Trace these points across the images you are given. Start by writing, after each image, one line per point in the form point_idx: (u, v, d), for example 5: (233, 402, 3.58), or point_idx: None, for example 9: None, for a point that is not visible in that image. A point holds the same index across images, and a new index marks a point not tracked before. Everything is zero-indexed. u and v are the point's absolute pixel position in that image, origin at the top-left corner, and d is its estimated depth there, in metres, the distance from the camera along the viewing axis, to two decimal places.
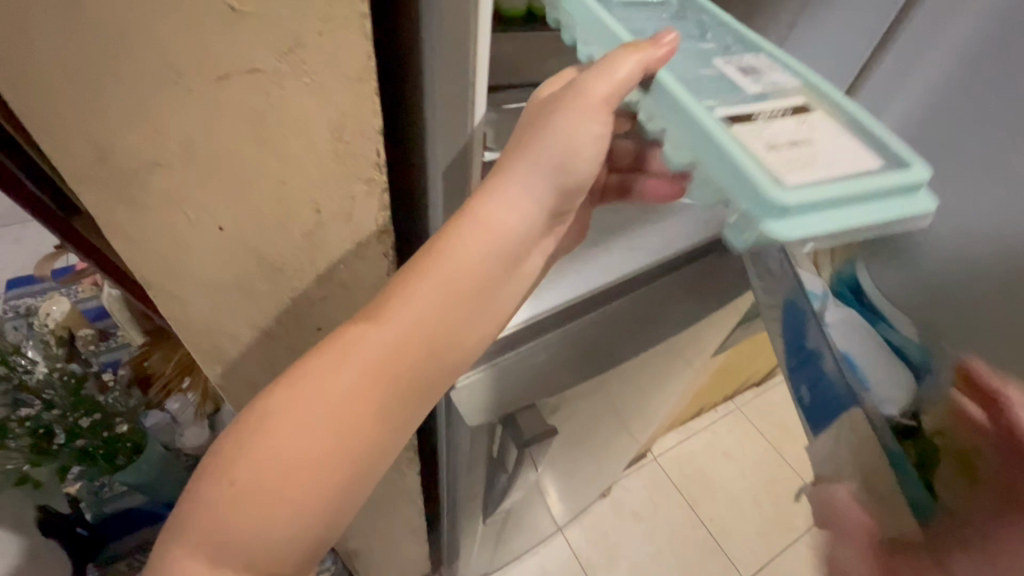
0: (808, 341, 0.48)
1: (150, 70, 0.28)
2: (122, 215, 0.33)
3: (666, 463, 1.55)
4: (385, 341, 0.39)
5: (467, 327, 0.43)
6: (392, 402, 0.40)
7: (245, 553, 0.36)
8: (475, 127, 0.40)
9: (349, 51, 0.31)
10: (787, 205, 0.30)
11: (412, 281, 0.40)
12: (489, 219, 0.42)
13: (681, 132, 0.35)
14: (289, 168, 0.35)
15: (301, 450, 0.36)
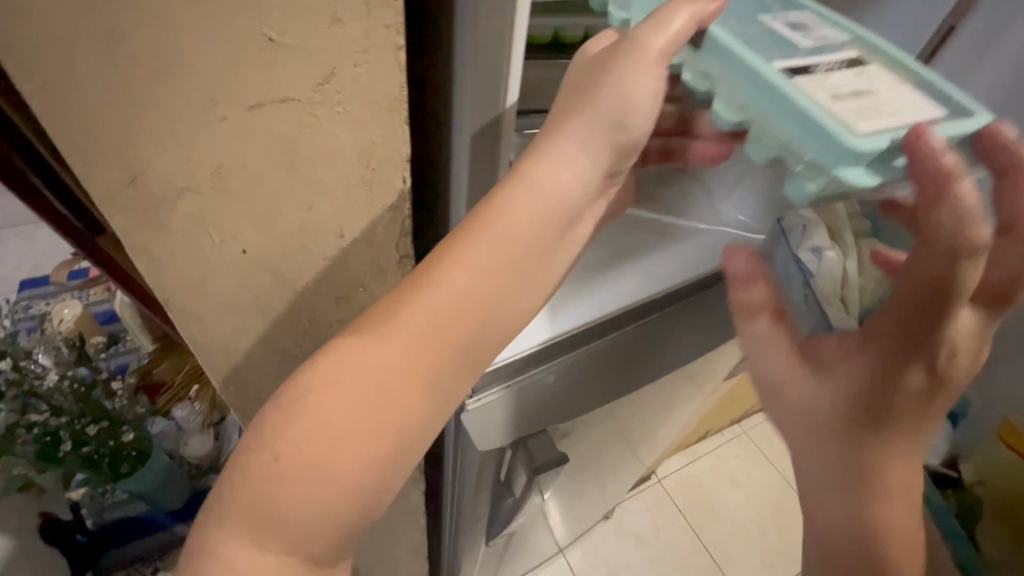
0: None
1: (187, 99, 0.28)
2: (148, 237, 0.33)
3: (671, 486, 1.53)
4: (433, 309, 0.34)
5: (527, 297, 0.38)
6: (449, 372, 0.35)
7: (295, 535, 0.31)
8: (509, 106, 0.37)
9: (383, 82, 0.31)
10: (863, 151, 0.29)
11: (473, 236, 0.35)
12: (547, 175, 0.36)
13: (740, 84, 0.34)
14: (316, 194, 0.35)
15: (349, 425, 0.31)
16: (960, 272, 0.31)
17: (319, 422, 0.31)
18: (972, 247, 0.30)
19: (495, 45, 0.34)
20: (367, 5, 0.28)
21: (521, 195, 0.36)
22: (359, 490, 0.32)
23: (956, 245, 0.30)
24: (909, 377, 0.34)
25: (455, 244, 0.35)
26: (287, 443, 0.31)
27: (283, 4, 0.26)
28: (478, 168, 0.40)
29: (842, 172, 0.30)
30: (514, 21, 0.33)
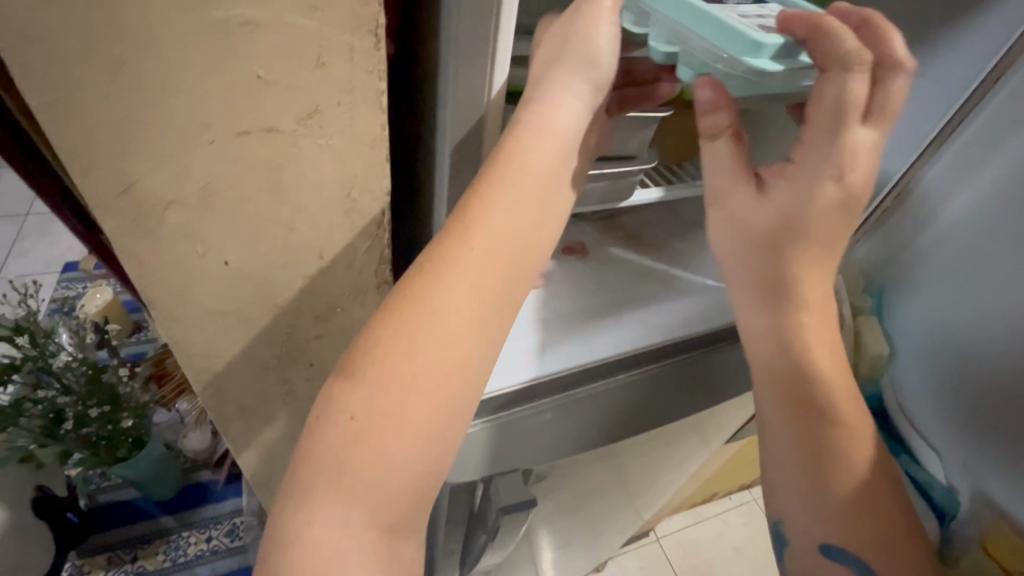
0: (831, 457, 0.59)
1: (181, 123, 0.30)
2: (136, 244, 0.35)
3: (669, 546, 1.47)
4: (479, 252, 0.35)
5: (545, 225, 0.38)
6: (492, 310, 0.35)
7: (379, 490, 0.31)
8: (492, 97, 0.37)
9: (365, 121, 0.34)
10: (768, 41, 0.33)
11: (496, 187, 0.36)
12: (550, 121, 0.37)
13: (666, 10, 0.36)
14: (300, 218, 0.37)
15: (411, 369, 0.32)
16: (851, 84, 0.36)
17: (381, 372, 0.32)
18: (861, 59, 0.35)
19: (473, 94, 0.36)
20: (352, 52, 0.30)
21: (526, 143, 0.36)
22: (432, 430, 0.32)
23: (849, 56, 0.35)
24: (819, 186, 0.40)
25: (471, 195, 0.36)
26: (358, 402, 0.31)
27: (274, 48, 0.29)
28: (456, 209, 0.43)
29: (753, 61, 0.33)
30: (492, 72, 0.36)
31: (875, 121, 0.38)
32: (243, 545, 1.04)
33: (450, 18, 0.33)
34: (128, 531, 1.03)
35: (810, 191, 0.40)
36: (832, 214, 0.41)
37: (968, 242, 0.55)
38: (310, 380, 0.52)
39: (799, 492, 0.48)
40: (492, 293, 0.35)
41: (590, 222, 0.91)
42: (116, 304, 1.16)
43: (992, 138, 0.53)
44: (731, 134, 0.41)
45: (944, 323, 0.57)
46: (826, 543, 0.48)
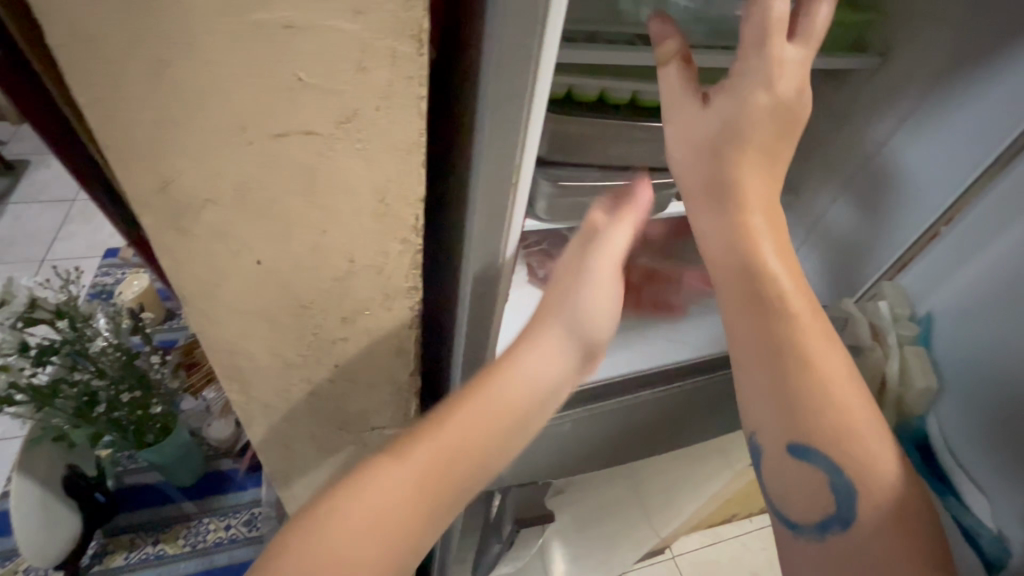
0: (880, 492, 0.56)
1: (220, 124, 0.30)
2: (172, 240, 0.35)
3: (684, 565, 1.44)
4: (447, 448, 0.40)
5: (507, 439, 0.43)
6: (438, 511, 0.39)
7: None
8: (532, 128, 0.35)
9: (402, 127, 0.33)
10: None
11: (478, 394, 0.42)
12: (534, 348, 0.45)
13: None
14: (331, 221, 0.37)
15: (359, 541, 0.35)
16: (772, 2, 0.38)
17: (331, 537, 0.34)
18: None
19: (511, 114, 0.34)
20: (393, 57, 0.30)
21: (515, 357, 0.44)
22: None
23: None
24: (752, 96, 0.40)
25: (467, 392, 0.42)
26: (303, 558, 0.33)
27: (315, 51, 0.29)
28: (486, 243, 0.41)
29: None
30: (530, 97, 0.33)
31: (800, 39, 0.40)
32: (260, 535, 1.06)
33: (493, 30, 0.31)
34: (151, 514, 1.06)
35: (744, 100, 0.41)
36: (766, 118, 0.41)
37: (1015, 275, 0.54)
38: (334, 381, 0.52)
39: (760, 395, 0.41)
40: (445, 494, 0.39)
41: None
42: (151, 292, 1.19)
43: None
44: (679, 58, 0.42)
45: (982, 354, 0.56)
46: (795, 442, 0.40)
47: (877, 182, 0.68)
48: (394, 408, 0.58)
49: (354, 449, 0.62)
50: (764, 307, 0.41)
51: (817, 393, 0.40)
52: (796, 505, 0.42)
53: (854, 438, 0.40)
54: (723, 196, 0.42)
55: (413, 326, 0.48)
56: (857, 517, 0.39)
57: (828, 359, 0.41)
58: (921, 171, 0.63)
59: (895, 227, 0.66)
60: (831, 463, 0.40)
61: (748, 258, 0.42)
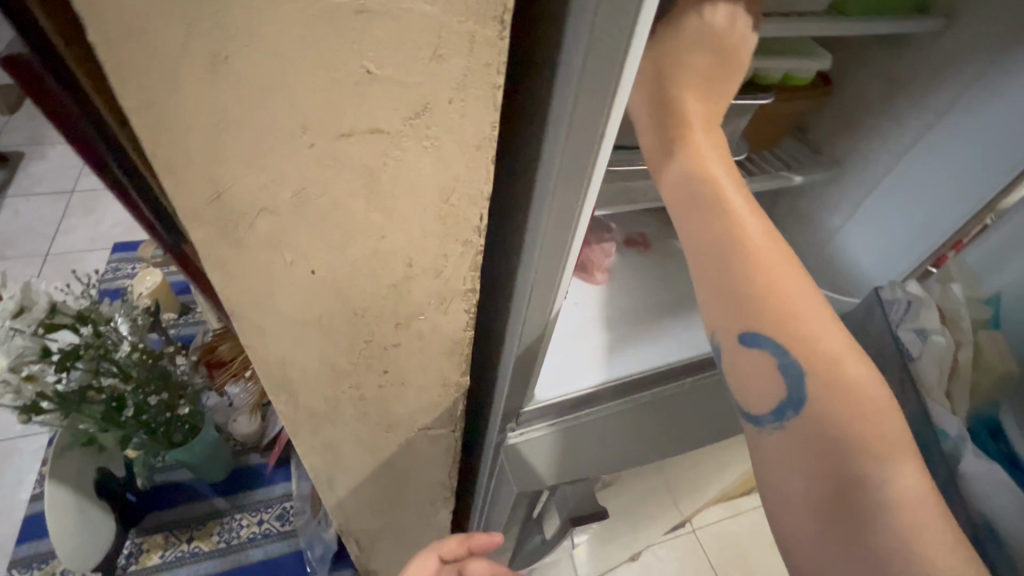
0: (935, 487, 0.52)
1: (281, 125, 0.27)
2: (223, 253, 0.32)
3: (705, 538, 1.46)
4: None
5: None
6: None
7: None
8: (614, 115, 0.33)
9: (475, 121, 0.30)
10: None
11: None
12: None
13: None
14: (393, 225, 0.34)
15: None
16: None
17: None
18: None
19: (595, 104, 0.32)
20: (472, 42, 0.26)
21: None
22: None
23: None
24: (682, 26, 0.38)
25: None
26: None
27: (388, 39, 0.25)
28: (554, 234, 0.39)
29: None
30: (618, 83, 0.31)
31: None
32: (293, 529, 1.06)
33: (585, 11, 0.28)
34: (182, 512, 1.05)
35: (675, 33, 0.38)
36: (700, 42, 0.37)
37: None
38: (383, 386, 0.49)
39: (708, 289, 0.38)
40: None
41: (653, 214, 0.87)
42: (167, 286, 1.17)
43: None
44: None
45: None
46: (743, 328, 0.37)
47: (928, 162, 0.65)
48: (441, 409, 0.56)
49: (398, 450, 0.61)
50: (703, 208, 0.38)
51: (765, 293, 0.37)
52: (754, 395, 0.38)
53: (803, 328, 0.36)
54: (661, 112, 0.39)
55: (468, 329, 0.46)
56: (808, 397, 0.35)
57: (772, 255, 0.37)
58: (960, 157, 0.62)
59: (947, 205, 0.64)
60: (780, 347, 0.36)
61: (689, 167, 0.38)
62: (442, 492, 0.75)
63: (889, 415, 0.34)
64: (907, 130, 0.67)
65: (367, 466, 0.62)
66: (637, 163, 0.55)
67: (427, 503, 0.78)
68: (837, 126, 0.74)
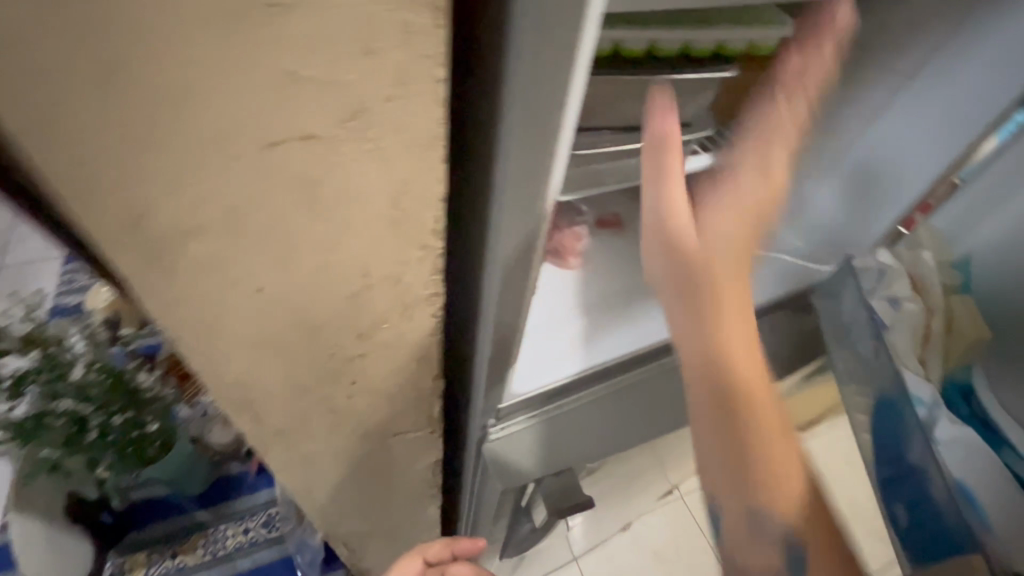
0: (911, 457, 0.50)
1: (198, 136, 0.24)
2: (153, 281, 0.30)
3: (693, 502, 1.50)
4: None
5: None
6: None
7: None
8: (573, 102, 0.31)
9: (419, 119, 0.27)
10: None
11: None
12: None
13: None
14: (341, 235, 0.31)
15: None
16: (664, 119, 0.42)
17: None
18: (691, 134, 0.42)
19: (551, 91, 0.30)
20: (406, 32, 0.24)
21: None
22: None
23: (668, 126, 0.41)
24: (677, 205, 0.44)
25: None
26: None
27: (308, 34, 0.22)
28: (519, 230, 0.38)
29: None
30: (574, 70, 0.29)
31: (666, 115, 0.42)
32: (281, 535, 1.05)
33: None
34: (164, 527, 1.03)
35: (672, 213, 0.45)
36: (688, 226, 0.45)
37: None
38: (352, 397, 0.47)
39: (708, 442, 0.46)
40: None
41: (624, 192, 0.85)
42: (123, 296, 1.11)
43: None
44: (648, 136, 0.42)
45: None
46: (731, 482, 0.45)
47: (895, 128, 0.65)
48: (418, 412, 0.54)
49: (377, 457, 0.59)
50: (717, 389, 0.45)
51: (750, 448, 0.45)
52: (740, 539, 0.46)
53: (781, 474, 0.45)
54: (681, 283, 0.47)
55: (437, 332, 0.43)
56: (791, 540, 0.44)
57: (768, 416, 0.45)
58: (920, 130, 0.64)
59: (915, 169, 0.65)
60: (763, 503, 0.44)
61: (709, 343, 0.46)
62: (427, 490, 0.74)
63: (834, 543, 0.45)
64: (872, 94, 0.66)
65: (346, 475, 0.60)
66: (603, 147, 0.54)
67: (414, 500, 0.77)
68: None
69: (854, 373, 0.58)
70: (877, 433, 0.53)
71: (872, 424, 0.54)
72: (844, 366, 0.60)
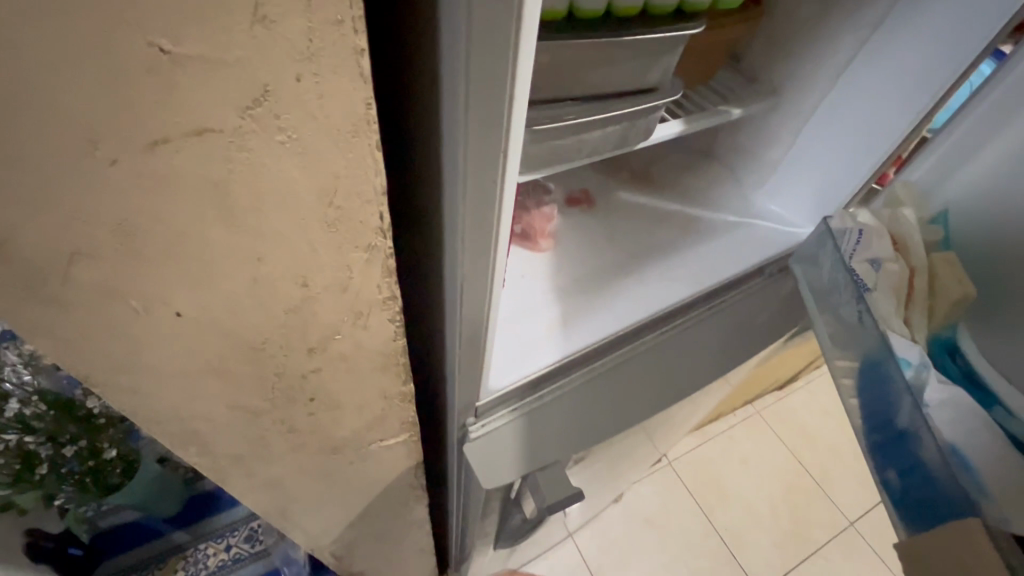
0: (900, 422, 0.47)
1: (57, 138, 0.20)
2: (42, 312, 0.25)
3: (682, 468, 1.51)
4: None
5: None
6: None
7: None
8: (523, 70, 0.27)
9: (341, 101, 0.23)
10: None
11: None
12: None
13: None
14: (267, 243, 0.27)
15: None
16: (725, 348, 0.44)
17: None
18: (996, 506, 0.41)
19: (496, 58, 0.26)
20: None
21: None
22: None
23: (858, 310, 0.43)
24: None
25: None
26: None
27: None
28: (478, 221, 0.34)
29: None
30: (520, 30, 0.25)
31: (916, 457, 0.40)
32: (266, 548, 1.01)
33: None
34: (138, 554, 0.97)
35: None
36: None
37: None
38: (313, 414, 0.43)
39: None
40: None
41: (593, 166, 0.81)
42: None
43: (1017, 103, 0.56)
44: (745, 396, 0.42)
45: (996, 233, 0.58)
46: None
47: (865, 80, 0.63)
48: (390, 421, 0.50)
49: (351, 469, 0.55)
50: None
51: None
52: None
53: None
54: None
55: (398, 338, 0.39)
56: None
57: None
58: (891, 79, 0.61)
59: (887, 123, 0.63)
60: None
61: None
62: (411, 493, 0.71)
63: None
64: (841, 47, 0.63)
65: (320, 490, 0.56)
66: (565, 120, 0.48)
67: (399, 504, 0.74)
68: (769, 50, 0.69)
69: (840, 340, 0.57)
70: (865, 398, 0.52)
71: (858, 389, 0.53)
72: (829, 334, 0.58)
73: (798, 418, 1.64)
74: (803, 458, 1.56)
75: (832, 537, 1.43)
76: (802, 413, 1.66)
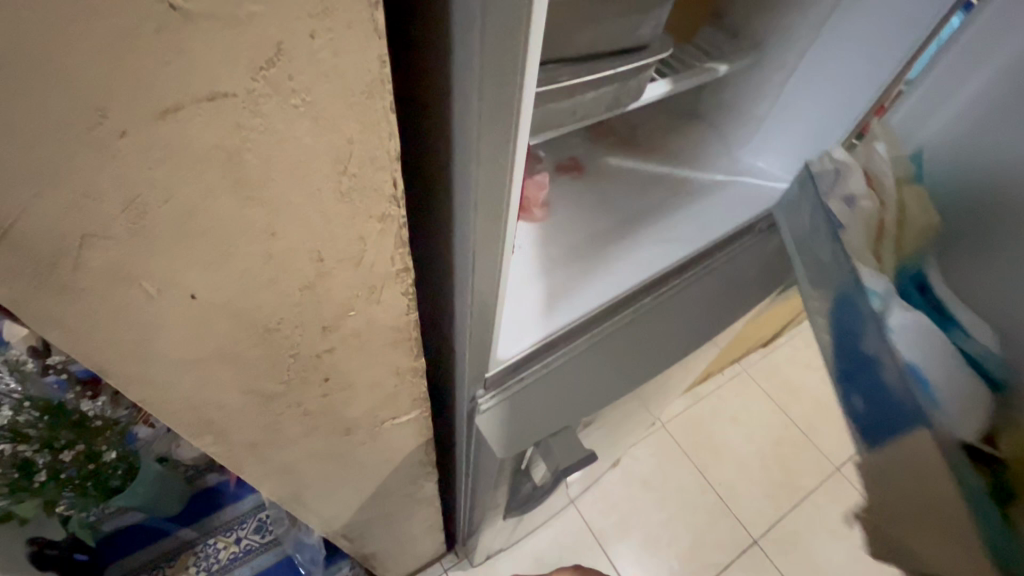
0: (866, 349, 0.46)
1: (63, 108, 0.18)
2: (53, 300, 0.24)
3: (674, 429, 1.55)
4: None
5: None
6: None
7: None
8: (533, 23, 0.26)
9: (355, 60, 0.22)
10: None
11: None
12: None
13: None
14: (281, 216, 0.26)
15: None
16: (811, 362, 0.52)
17: None
18: None
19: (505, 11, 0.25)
20: None
21: None
22: None
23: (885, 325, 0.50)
24: None
25: None
26: None
27: None
28: (488, 185, 0.33)
29: None
30: None
31: None
32: (275, 537, 1.01)
33: None
34: (146, 554, 0.97)
35: None
36: None
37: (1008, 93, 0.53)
38: (327, 395, 0.42)
39: None
40: None
41: (579, 133, 0.80)
42: None
43: (996, 36, 0.52)
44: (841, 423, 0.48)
45: (973, 176, 0.56)
46: None
47: (848, 30, 0.63)
48: (401, 398, 0.50)
49: (363, 450, 0.55)
50: None
51: None
52: None
53: None
54: None
55: (410, 311, 0.39)
56: None
57: None
58: (874, 27, 0.61)
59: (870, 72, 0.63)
60: None
61: None
62: (421, 470, 0.71)
63: None
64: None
65: (333, 473, 0.56)
66: (561, 81, 0.48)
67: (409, 483, 0.74)
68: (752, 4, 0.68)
69: (817, 274, 0.55)
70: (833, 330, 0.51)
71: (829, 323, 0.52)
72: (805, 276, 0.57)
73: (782, 373, 1.70)
74: (789, 411, 1.62)
75: (821, 483, 1.50)
76: (785, 368, 1.71)
